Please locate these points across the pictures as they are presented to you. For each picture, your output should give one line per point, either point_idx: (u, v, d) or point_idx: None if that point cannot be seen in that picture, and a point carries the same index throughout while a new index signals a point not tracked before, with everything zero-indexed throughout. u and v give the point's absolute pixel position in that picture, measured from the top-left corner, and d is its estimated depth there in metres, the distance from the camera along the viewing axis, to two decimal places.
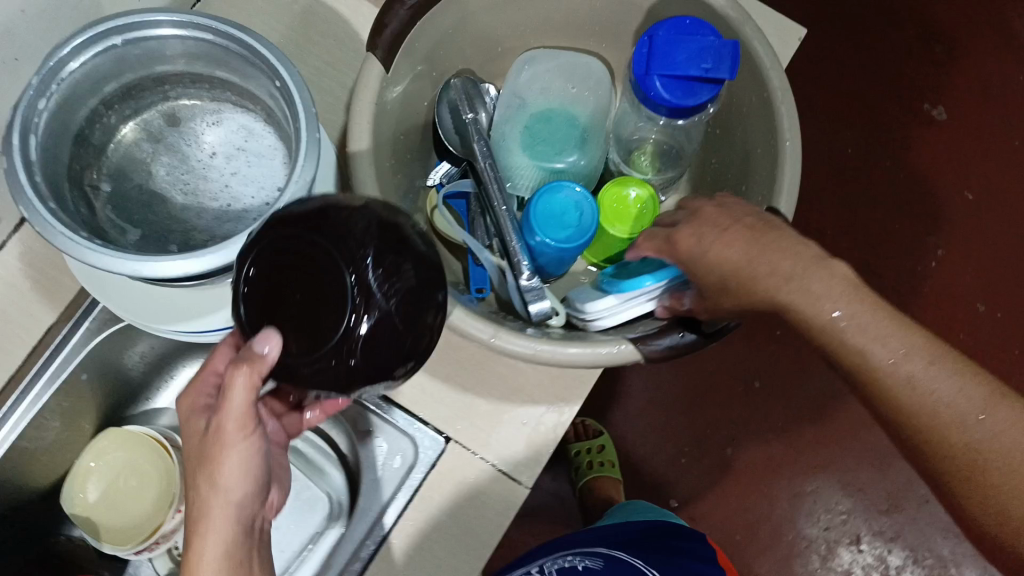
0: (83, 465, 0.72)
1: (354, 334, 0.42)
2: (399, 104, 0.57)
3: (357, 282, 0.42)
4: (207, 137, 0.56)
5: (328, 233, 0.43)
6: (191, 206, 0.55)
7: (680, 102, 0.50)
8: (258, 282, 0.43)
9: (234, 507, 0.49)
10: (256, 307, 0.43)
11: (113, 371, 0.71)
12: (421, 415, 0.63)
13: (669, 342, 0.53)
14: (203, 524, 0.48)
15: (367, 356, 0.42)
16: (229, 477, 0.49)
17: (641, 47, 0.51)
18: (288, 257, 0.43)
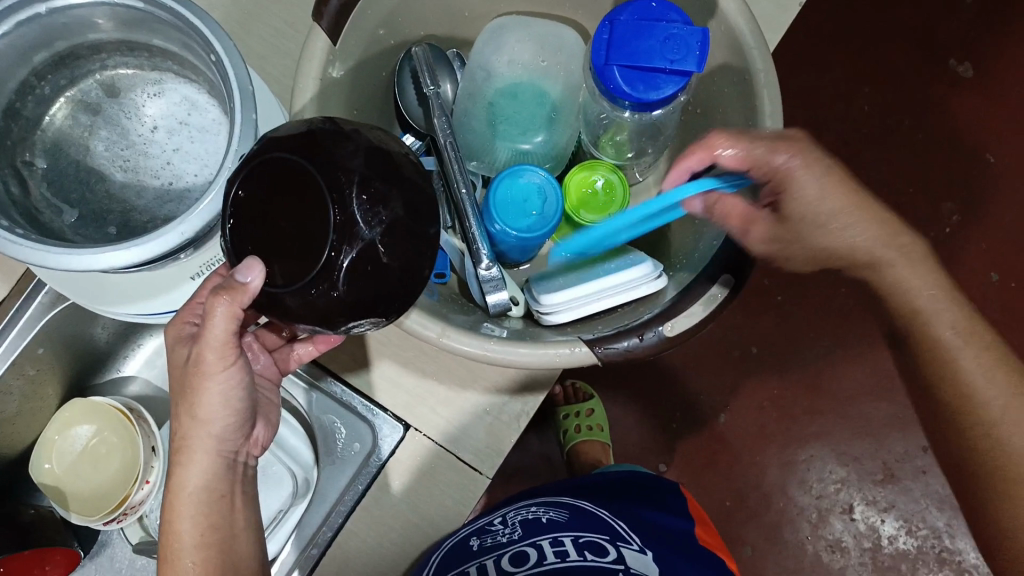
0: (49, 437, 0.72)
1: (336, 265, 0.38)
2: (352, 73, 0.53)
3: (342, 213, 0.38)
4: (148, 109, 0.53)
5: (315, 156, 0.39)
6: (130, 184, 0.52)
7: (641, 93, 0.48)
8: (244, 205, 0.39)
9: (213, 441, 0.49)
10: (241, 232, 0.40)
11: (75, 342, 0.69)
12: (380, 402, 0.63)
13: (624, 346, 0.50)
14: (184, 455, 0.49)
15: (351, 290, 0.38)
16: (211, 410, 0.48)
17: (601, 34, 0.49)
18: (272, 176, 0.39)
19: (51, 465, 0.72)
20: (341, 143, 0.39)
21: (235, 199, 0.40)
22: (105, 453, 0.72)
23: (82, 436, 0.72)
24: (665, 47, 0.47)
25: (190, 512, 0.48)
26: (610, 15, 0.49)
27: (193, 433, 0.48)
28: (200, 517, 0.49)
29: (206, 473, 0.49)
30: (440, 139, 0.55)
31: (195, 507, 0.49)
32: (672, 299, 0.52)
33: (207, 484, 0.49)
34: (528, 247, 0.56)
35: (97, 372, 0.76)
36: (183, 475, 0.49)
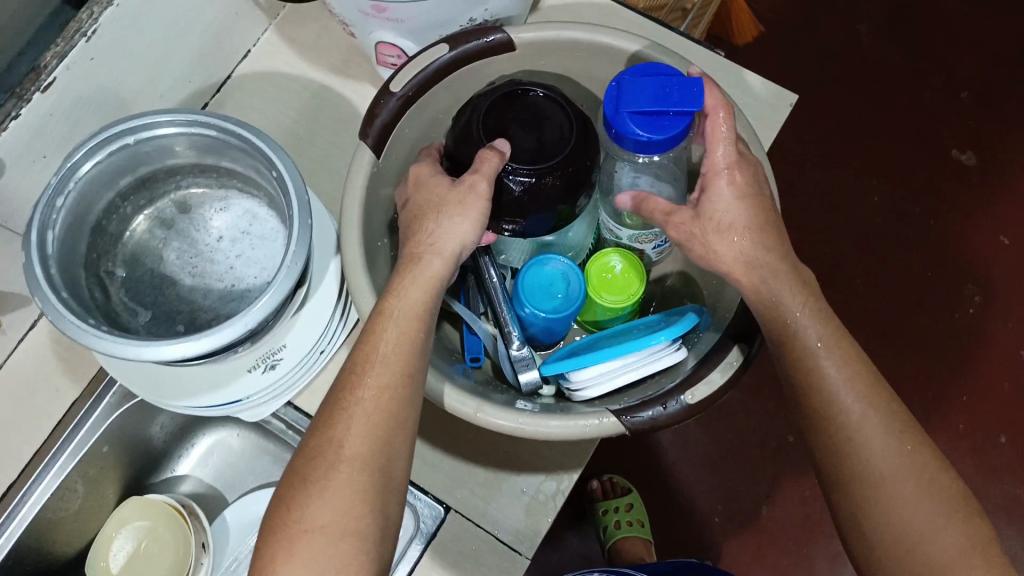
0: (108, 534, 0.75)
1: (506, 176, 0.55)
2: (393, 182, 0.61)
3: (544, 166, 0.55)
4: (215, 222, 0.60)
5: (566, 120, 0.57)
6: (198, 287, 0.58)
7: (649, 137, 0.53)
8: (499, 109, 0.57)
9: (442, 264, 0.50)
10: (493, 119, 0.57)
11: (135, 442, 0.74)
12: (421, 484, 0.65)
13: (649, 415, 0.53)
14: (415, 267, 0.50)
15: (508, 196, 0.56)
16: (438, 238, 0.51)
17: (610, 91, 0.54)
18: (498, 107, 0.57)
19: (107, 561, 0.75)
20: (584, 125, 0.57)
21: (499, 98, 0.58)
22: (156, 548, 0.74)
23: (136, 531, 0.75)
24: (667, 93, 0.52)
25: (395, 324, 0.48)
26: (614, 76, 0.54)
27: (425, 251, 0.51)
28: (403, 329, 0.48)
29: (424, 294, 0.49)
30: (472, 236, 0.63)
31: (403, 317, 0.48)
32: (692, 366, 0.56)
33: (419, 309, 0.49)
34: (554, 328, 0.62)
35: (153, 473, 0.80)
36: (404, 290, 0.49)
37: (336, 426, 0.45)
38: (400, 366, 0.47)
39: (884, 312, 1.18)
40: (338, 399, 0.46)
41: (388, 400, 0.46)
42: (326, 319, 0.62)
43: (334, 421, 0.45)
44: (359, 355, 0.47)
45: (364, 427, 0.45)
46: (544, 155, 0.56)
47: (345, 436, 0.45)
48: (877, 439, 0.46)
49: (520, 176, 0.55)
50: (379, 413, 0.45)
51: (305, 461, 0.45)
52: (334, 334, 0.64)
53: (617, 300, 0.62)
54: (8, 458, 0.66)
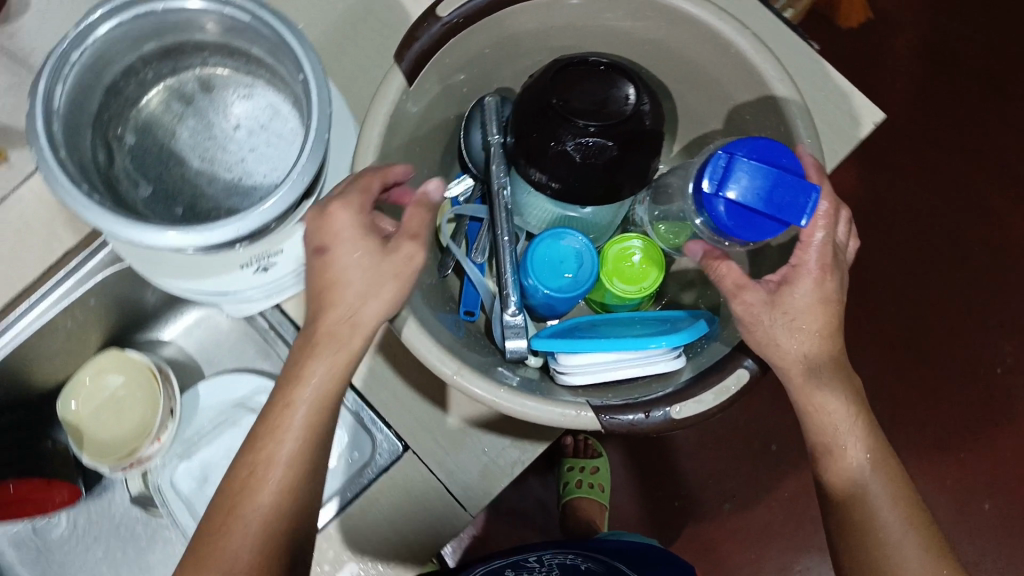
0: (80, 380, 0.76)
1: (568, 131, 0.54)
2: (422, 109, 0.58)
3: (605, 131, 0.54)
4: (235, 108, 0.58)
5: (637, 91, 0.56)
6: (204, 172, 0.57)
7: (735, 228, 0.51)
8: (570, 71, 0.57)
9: (359, 340, 0.51)
10: (560, 78, 0.56)
11: (124, 298, 0.74)
12: (387, 420, 0.64)
13: (629, 419, 0.51)
14: (317, 347, 0.51)
15: (561, 150, 0.55)
16: (360, 316, 0.51)
17: (718, 160, 0.50)
18: (563, 73, 0.56)
19: (77, 406, 0.76)
20: (650, 104, 0.56)
21: (575, 62, 0.57)
22: (130, 405, 0.76)
23: (106, 386, 0.76)
24: (775, 196, 0.50)
25: (302, 413, 0.49)
26: (728, 148, 0.50)
27: (344, 334, 0.51)
28: (309, 421, 0.50)
29: (329, 385, 0.51)
30: (494, 186, 0.60)
31: (310, 407, 0.50)
32: (686, 379, 0.53)
33: (321, 398, 0.50)
34: (556, 307, 0.61)
35: (139, 330, 0.81)
36: (314, 369, 0.50)
37: (240, 505, 0.48)
38: (303, 437, 0.49)
39: (909, 345, 1.13)
40: (244, 482, 0.48)
41: (283, 497, 0.48)
42: None
43: (238, 502, 0.48)
44: (265, 441, 0.49)
45: (271, 500, 0.48)
46: (608, 119, 0.54)
47: (249, 513, 0.47)
48: (888, 506, 0.52)
49: (581, 134, 0.54)
50: (282, 488, 0.48)
51: (201, 557, 0.47)
52: None
53: (626, 288, 0.62)
54: None
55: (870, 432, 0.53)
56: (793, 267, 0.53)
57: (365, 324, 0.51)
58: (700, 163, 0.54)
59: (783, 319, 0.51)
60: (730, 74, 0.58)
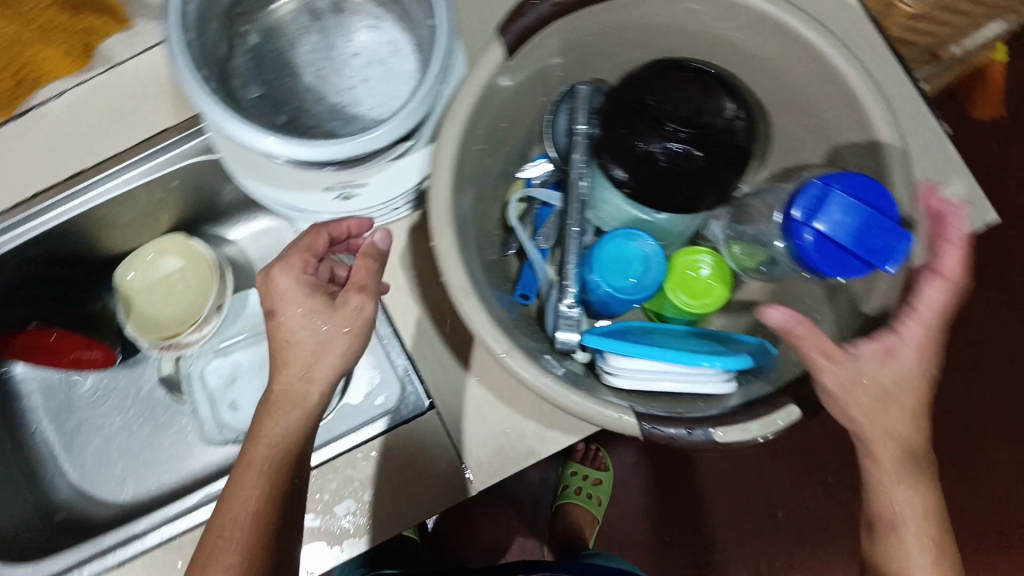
0: (144, 253, 0.79)
1: (658, 132, 0.55)
2: (519, 84, 0.58)
3: (693, 140, 0.55)
4: (360, 36, 0.59)
5: (733, 109, 0.56)
6: (313, 89, 0.58)
7: (818, 262, 0.50)
8: (672, 72, 0.57)
9: (314, 398, 0.53)
10: (659, 77, 0.57)
11: (200, 187, 0.76)
12: (421, 373, 0.64)
13: (670, 432, 0.49)
14: (276, 404, 0.52)
15: (646, 150, 0.55)
16: (315, 368, 0.53)
17: (812, 189, 0.49)
18: (664, 73, 0.57)
19: (132, 277, 0.79)
20: (744, 124, 0.56)
21: (680, 64, 0.57)
22: (183, 291, 0.79)
23: (164, 267, 0.79)
24: (865, 236, 0.48)
25: (262, 472, 0.51)
26: (825, 178, 0.49)
27: (300, 388, 0.52)
28: (267, 477, 0.51)
29: (284, 438, 0.52)
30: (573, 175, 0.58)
31: (268, 467, 0.51)
32: (734, 406, 0.51)
33: (280, 451, 0.52)
34: (612, 306, 0.60)
35: (207, 224, 0.83)
36: (269, 430, 0.52)
37: (210, 562, 0.50)
38: (264, 494, 0.51)
39: (950, 446, 1.08)
40: (213, 539, 0.51)
41: (242, 550, 0.50)
42: (408, 180, 0.61)
43: (210, 558, 0.50)
44: (228, 501, 0.51)
45: (238, 555, 0.50)
46: (698, 130, 0.55)
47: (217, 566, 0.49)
48: None
49: (670, 138, 0.54)
50: (245, 541, 0.50)
51: None
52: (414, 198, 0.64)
53: (689, 302, 0.59)
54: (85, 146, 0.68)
55: (926, 513, 0.51)
56: (884, 346, 0.48)
57: (320, 372, 0.52)
58: (794, 189, 0.53)
59: (874, 392, 0.48)
60: (831, 125, 0.55)
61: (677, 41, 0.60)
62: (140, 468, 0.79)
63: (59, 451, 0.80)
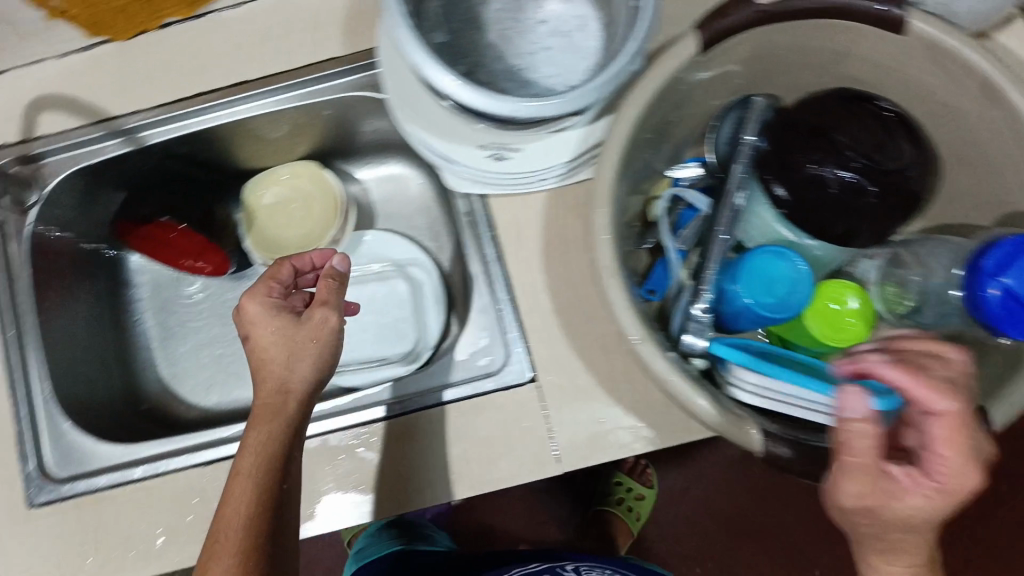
0: (276, 174, 0.81)
1: (833, 159, 0.55)
2: (697, 82, 0.58)
3: (866, 174, 0.55)
4: (550, 7, 0.60)
5: (909, 152, 0.55)
6: (495, 48, 0.60)
7: (998, 317, 0.50)
8: (855, 103, 0.57)
9: (294, 406, 0.57)
10: (843, 106, 0.57)
11: (346, 123, 0.78)
12: (529, 343, 0.64)
13: (787, 454, 0.49)
14: (262, 416, 0.56)
15: (817, 172, 0.55)
16: (290, 370, 0.58)
17: (1008, 246, 0.49)
18: (847, 104, 0.57)
19: (261, 194, 0.82)
20: (918, 169, 0.56)
21: (866, 99, 0.57)
22: (302, 216, 0.81)
23: (291, 190, 0.82)
24: None
25: (253, 472, 0.54)
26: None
27: (279, 399, 0.57)
28: (257, 478, 0.54)
29: (271, 440, 0.55)
30: (730, 184, 0.57)
31: (256, 468, 0.54)
32: None
33: (270, 449, 0.55)
34: (742, 320, 0.58)
35: (341, 159, 0.84)
36: (255, 439, 0.55)
37: (209, 565, 0.51)
38: (256, 494, 0.53)
39: None
40: (212, 542, 0.52)
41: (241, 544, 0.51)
42: (568, 151, 0.62)
43: (209, 559, 0.51)
44: (224, 507, 0.53)
45: (237, 553, 0.51)
46: (872, 166, 0.55)
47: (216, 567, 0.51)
48: None
49: (844, 168, 0.55)
50: (244, 540, 0.52)
51: None
52: (563, 177, 0.64)
53: (826, 334, 0.58)
54: (253, 58, 0.71)
55: None
56: (935, 485, 0.42)
57: (293, 378, 0.58)
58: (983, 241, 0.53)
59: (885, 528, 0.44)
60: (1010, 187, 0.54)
61: (865, 72, 0.60)
62: (228, 375, 0.81)
63: (156, 345, 0.82)
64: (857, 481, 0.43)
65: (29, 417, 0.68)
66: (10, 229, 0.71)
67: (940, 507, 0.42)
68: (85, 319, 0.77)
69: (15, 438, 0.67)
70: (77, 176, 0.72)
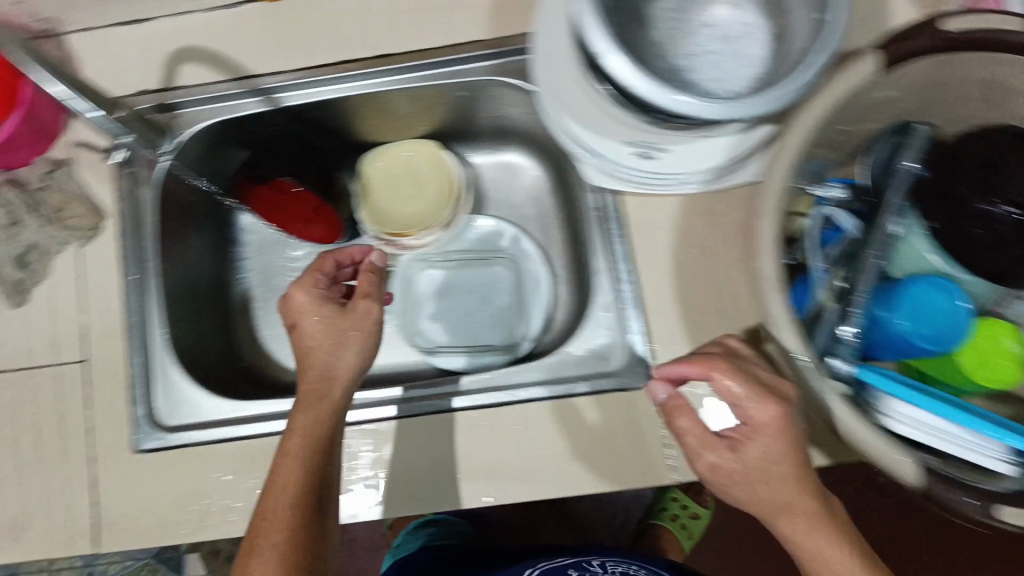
0: (396, 150, 0.81)
1: (992, 198, 0.57)
2: (863, 104, 0.57)
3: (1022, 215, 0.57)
4: (717, 11, 0.60)
5: None
6: (659, 46, 0.59)
7: None
8: None
9: (338, 393, 0.59)
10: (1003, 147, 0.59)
11: (472, 107, 0.78)
12: (653, 346, 0.64)
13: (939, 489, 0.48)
14: (307, 399, 0.58)
15: (977, 210, 0.57)
16: (335, 358, 0.60)
17: None
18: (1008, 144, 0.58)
19: (377, 168, 0.82)
20: None
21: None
22: (413, 196, 0.81)
23: (408, 167, 0.81)
24: None
25: (302, 452, 0.55)
26: None
27: (325, 385, 0.59)
28: (306, 457, 0.55)
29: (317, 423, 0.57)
30: (887, 209, 0.57)
31: (304, 447, 0.55)
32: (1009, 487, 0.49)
33: (316, 430, 0.56)
34: (889, 349, 0.58)
35: (459, 142, 0.84)
36: (303, 420, 0.56)
37: (257, 540, 0.52)
38: (307, 473, 0.54)
39: None
40: (263, 519, 0.53)
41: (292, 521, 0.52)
42: (719, 155, 0.61)
43: (259, 534, 0.52)
44: (275, 485, 0.54)
45: (286, 528, 0.52)
46: None
47: (266, 542, 0.51)
48: None
49: (1004, 207, 0.57)
50: (293, 516, 0.52)
51: None
52: (704, 182, 0.63)
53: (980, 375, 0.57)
54: (395, 33, 0.71)
55: None
56: (745, 433, 0.50)
57: (338, 366, 0.60)
58: None
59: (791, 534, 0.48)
60: None
61: None
62: None
63: (257, 307, 0.83)
64: (704, 451, 0.51)
65: (143, 366, 0.68)
66: (143, 172, 0.71)
67: (765, 445, 0.49)
68: (196, 272, 0.77)
69: (126, 385, 0.67)
70: (215, 130, 0.74)
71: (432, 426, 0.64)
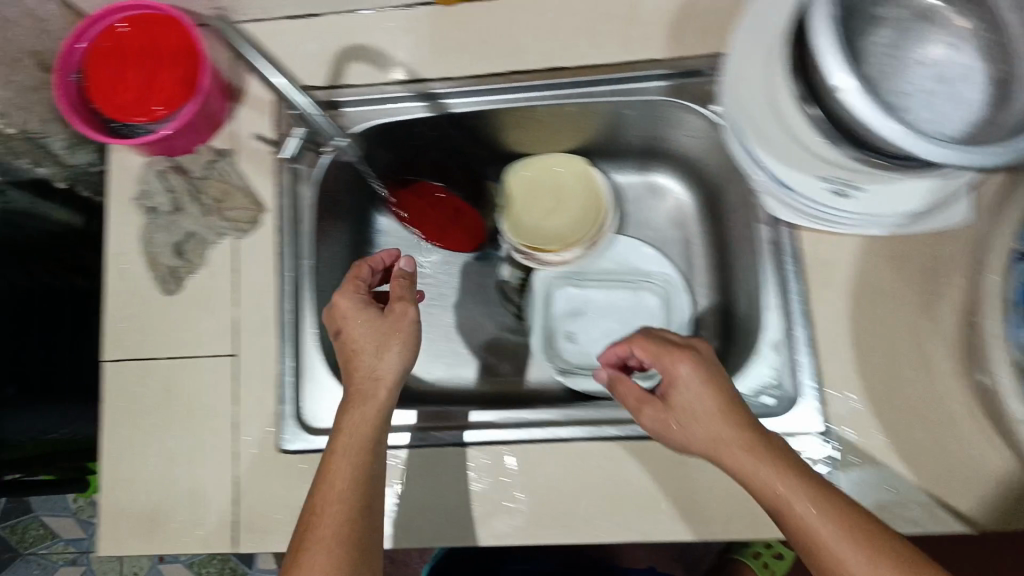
0: (544, 163, 0.79)
1: None
2: None
3: None
4: (933, 50, 0.57)
5: None
6: (870, 83, 0.57)
7: None
8: None
9: (385, 394, 0.58)
10: None
11: (635, 129, 0.76)
12: (824, 392, 0.62)
13: None
14: (356, 400, 0.57)
15: None
16: (379, 365, 0.58)
17: None
18: None
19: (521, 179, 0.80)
20: None
21: None
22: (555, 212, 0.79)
23: (552, 183, 0.79)
24: None
25: (348, 454, 0.54)
26: None
27: (370, 386, 0.58)
28: (354, 456, 0.54)
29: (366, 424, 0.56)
30: None
31: (351, 446, 0.55)
32: None
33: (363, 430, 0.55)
34: None
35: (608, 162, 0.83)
36: (351, 419, 0.56)
37: (303, 538, 0.51)
38: (355, 473, 0.53)
39: None
40: (307, 524, 0.51)
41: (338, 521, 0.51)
42: (920, 198, 0.58)
43: (306, 530, 0.51)
44: (321, 484, 0.53)
45: (335, 528, 0.51)
46: None
47: (311, 541, 0.50)
48: None
49: None
50: (341, 516, 0.51)
51: None
52: (893, 224, 0.61)
53: None
54: (568, 46, 0.69)
55: None
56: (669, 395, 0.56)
57: (388, 372, 0.58)
58: None
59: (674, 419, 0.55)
60: None
61: None
62: (453, 351, 0.81)
63: None
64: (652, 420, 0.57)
65: (293, 368, 0.67)
66: (304, 168, 0.71)
67: (684, 392, 0.55)
68: (341, 272, 0.76)
69: (276, 385, 0.66)
70: (375, 131, 0.72)
71: (595, 455, 0.62)
